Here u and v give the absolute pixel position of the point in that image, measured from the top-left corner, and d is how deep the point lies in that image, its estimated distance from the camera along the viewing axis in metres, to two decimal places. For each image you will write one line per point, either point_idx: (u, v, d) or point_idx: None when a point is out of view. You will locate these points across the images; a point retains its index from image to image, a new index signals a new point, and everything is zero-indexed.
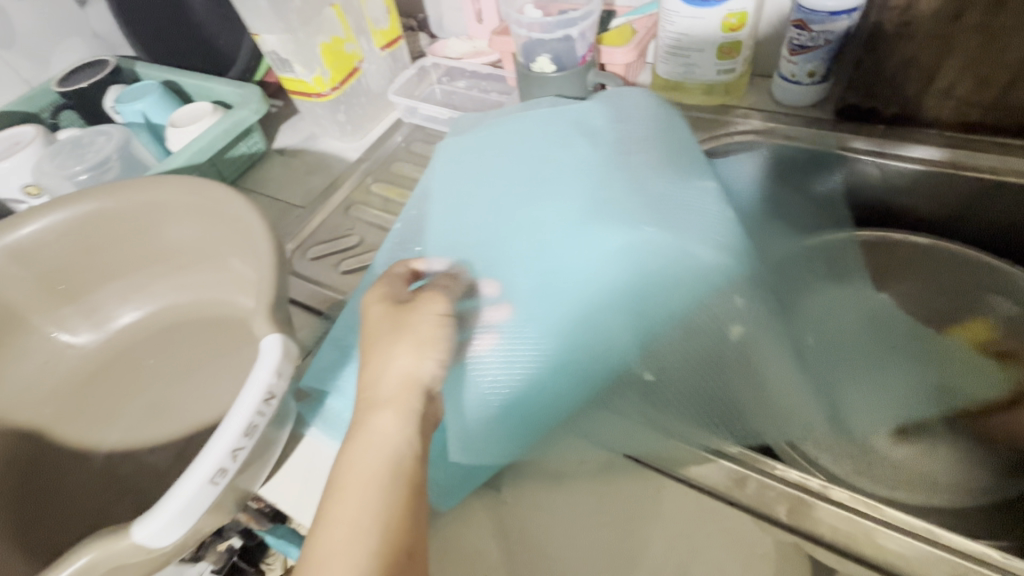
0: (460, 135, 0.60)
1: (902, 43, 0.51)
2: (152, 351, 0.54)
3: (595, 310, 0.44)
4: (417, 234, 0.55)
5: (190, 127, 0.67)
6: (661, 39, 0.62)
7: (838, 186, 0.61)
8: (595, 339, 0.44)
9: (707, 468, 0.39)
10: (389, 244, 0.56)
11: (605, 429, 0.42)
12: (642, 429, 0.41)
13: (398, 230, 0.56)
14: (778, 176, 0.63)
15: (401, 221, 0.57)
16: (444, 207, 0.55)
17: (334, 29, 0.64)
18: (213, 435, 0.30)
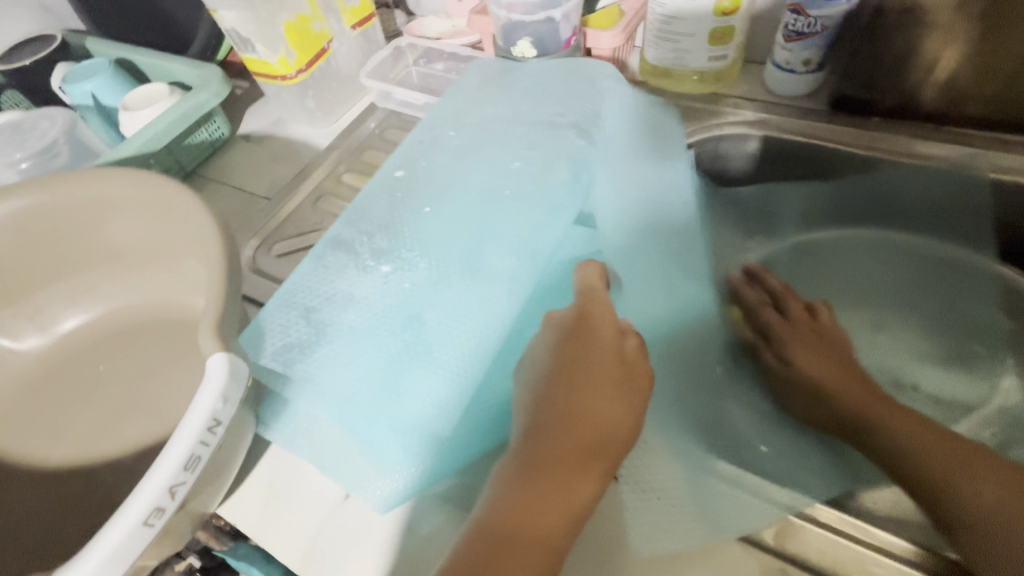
0: (460, 106, 0.59)
1: (902, 32, 0.48)
2: (104, 357, 0.50)
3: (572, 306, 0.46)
4: (409, 199, 0.52)
5: (144, 111, 0.63)
6: (649, 23, 0.58)
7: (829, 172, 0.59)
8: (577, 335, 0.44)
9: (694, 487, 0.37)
10: (383, 196, 0.53)
11: None
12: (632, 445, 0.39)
13: (399, 177, 0.54)
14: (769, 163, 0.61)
15: (402, 169, 0.55)
16: (443, 180, 0.53)
17: (299, 6, 0.59)
18: (148, 469, 0.28)
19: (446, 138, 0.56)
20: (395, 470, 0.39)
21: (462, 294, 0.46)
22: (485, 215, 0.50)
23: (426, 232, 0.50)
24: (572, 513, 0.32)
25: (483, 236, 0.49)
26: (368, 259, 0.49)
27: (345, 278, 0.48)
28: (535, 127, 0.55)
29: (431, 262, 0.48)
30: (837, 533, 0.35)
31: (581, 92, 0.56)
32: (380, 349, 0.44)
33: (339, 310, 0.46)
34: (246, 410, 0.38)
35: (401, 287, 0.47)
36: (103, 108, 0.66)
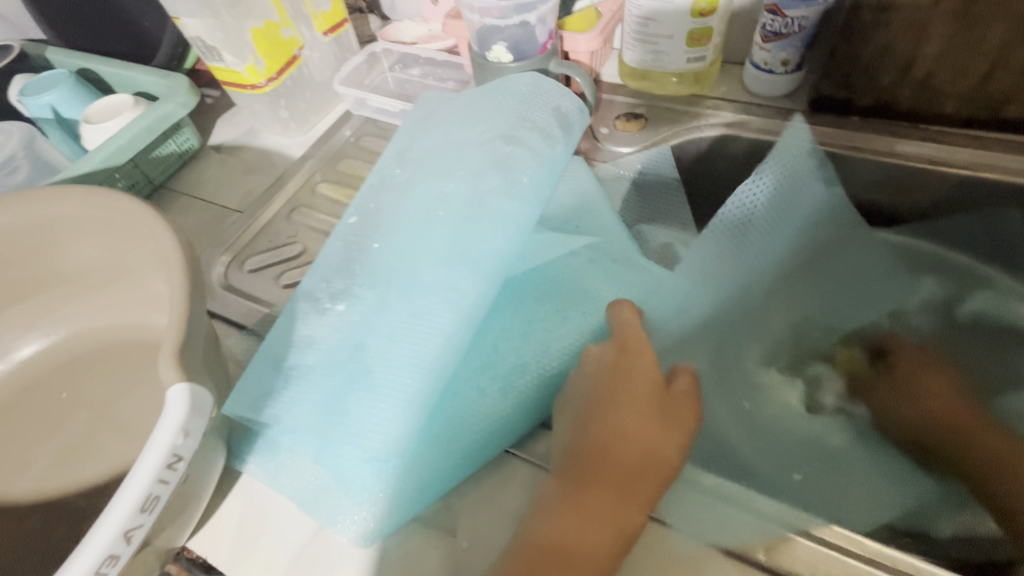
0: (422, 121, 0.55)
1: (878, 30, 0.48)
2: (68, 384, 0.48)
3: (534, 325, 0.44)
4: (373, 227, 0.48)
5: (107, 123, 0.60)
6: (627, 25, 0.57)
7: None
8: (540, 349, 0.42)
9: (679, 505, 0.36)
10: (338, 241, 0.48)
11: None
12: None
13: (352, 224, 0.49)
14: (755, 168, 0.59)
15: (355, 213, 0.50)
16: (407, 206, 0.48)
17: (266, 13, 0.57)
18: (103, 512, 0.26)
19: (404, 156, 0.52)
20: (371, 503, 0.37)
21: (413, 322, 0.40)
22: (450, 233, 0.44)
23: (383, 263, 0.45)
24: (611, 537, 0.33)
25: (440, 257, 0.43)
26: (326, 301, 0.44)
27: (299, 324, 0.44)
28: (486, 138, 0.49)
29: (384, 292, 0.43)
30: (833, 547, 0.34)
31: (529, 97, 0.52)
32: (339, 389, 0.39)
33: (289, 357, 0.42)
34: (214, 438, 0.37)
35: (357, 323, 0.42)
36: (63, 121, 0.63)
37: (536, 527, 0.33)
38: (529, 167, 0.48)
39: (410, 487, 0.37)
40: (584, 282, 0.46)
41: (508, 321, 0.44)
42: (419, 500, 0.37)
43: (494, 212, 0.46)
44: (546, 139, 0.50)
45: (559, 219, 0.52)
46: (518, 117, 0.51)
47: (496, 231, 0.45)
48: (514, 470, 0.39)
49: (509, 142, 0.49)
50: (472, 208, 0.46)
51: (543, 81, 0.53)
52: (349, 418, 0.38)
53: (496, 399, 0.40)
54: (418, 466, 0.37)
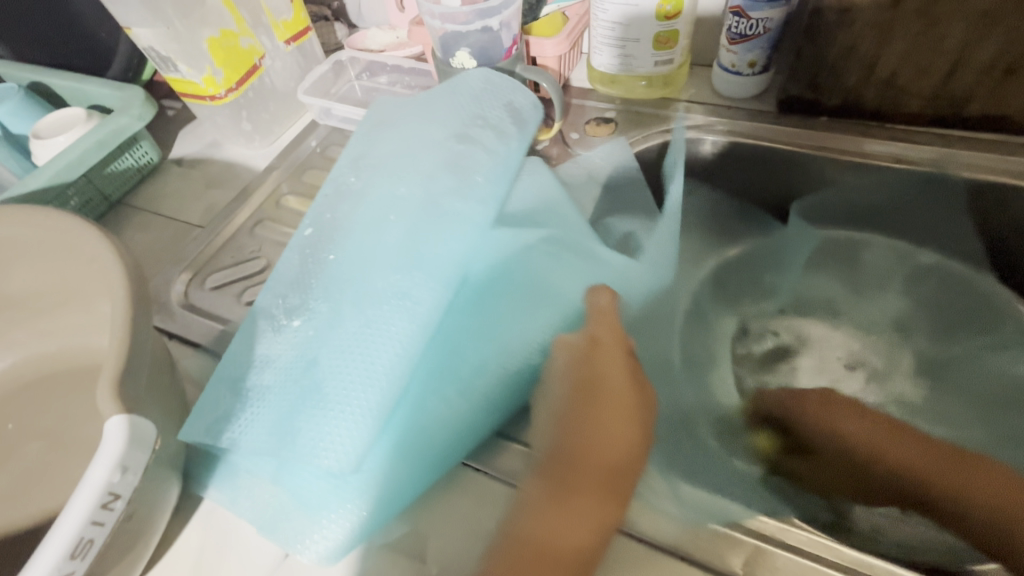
0: (376, 123, 0.53)
1: (841, 31, 0.48)
2: (14, 414, 0.45)
3: (498, 323, 0.42)
4: (329, 238, 0.46)
5: (57, 138, 0.58)
6: (594, 29, 0.57)
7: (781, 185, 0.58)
8: (504, 349, 0.40)
9: (656, 521, 0.35)
10: (294, 253, 0.46)
11: None
12: None
13: (307, 236, 0.47)
14: (724, 171, 0.59)
15: (310, 224, 0.48)
16: (362, 215, 0.46)
17: (223, 22, 0.56)
18: (28, 560, 0.24)
19: (356, 162, 0.50)
20: (337, 521, 0.35)
21: (366, 331, 0.38)
22: (404, 239, 0.44)
23: (340, 275, 0.43)
24: (599, 535, 0.31)
25: (393, 265, 0.42)
26: (282, 318, 0.43)
27: (256, 342, 0.42)
28: (439, 139, 0.49)
29: (337, 304, 0.41)
30: (809, 558, 0.33)
31: (480, 95, 0.51)
32: (292, 409, 0.37)
33: (247, 378, 0.40)
34: (166, 467, 0.35)
35: (314, 338, 0.40)
36: (11, 136, 0.60)
37: (516, 527, 0.32)
38: (483, 168, 0.48)
39: (376, 501, 0.35)
40: (543, 276, 0.45)
41: (471, 319, 0.42)
42: (386, 516, 0.35)
43: (449, 216, 0.45)
44: (499, 138, 0.50)
45: (518, 216, 0.49)
46: (470, 117, 0.50)
47: (451, 235, 0.44)
48: (484, 488, 0.38)
49: (461, 141, 0.49)
50: (428, 214, 0.45)
51: (495, 76, 0.52)
52: (303, 437, 0.35)
53: (458, 404, 0.38)
54: (383, 479, 0.35)
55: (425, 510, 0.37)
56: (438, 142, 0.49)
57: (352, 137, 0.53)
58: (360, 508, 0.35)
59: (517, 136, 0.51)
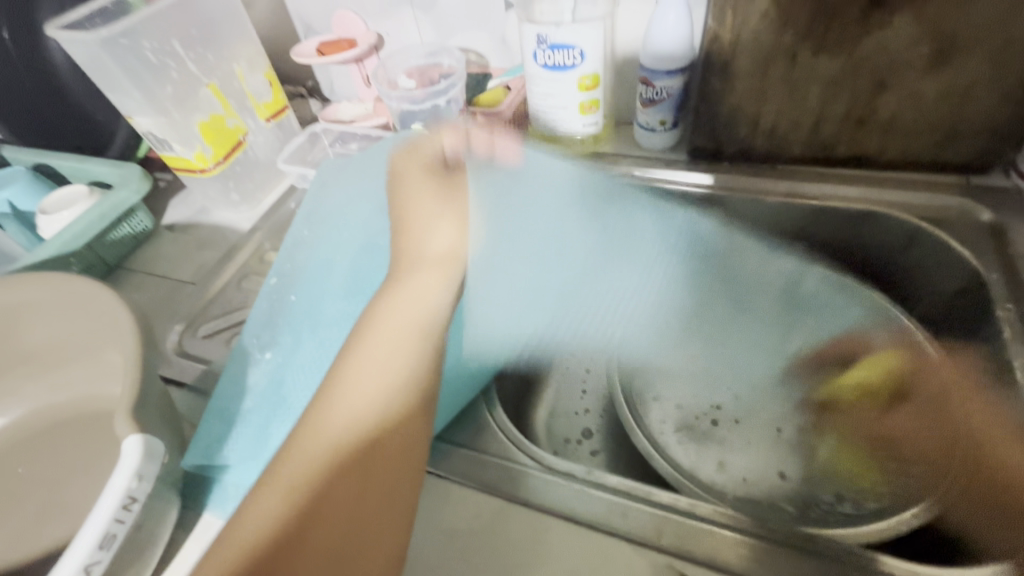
0: (326, 182, 0.60)
1: (727, 95, 0.60)
2: (27, 459, 0.51)
3: None
4: (292, 282, 0.53)
5: (63, 213, 0.65)
6: (531, 99, 0.67)
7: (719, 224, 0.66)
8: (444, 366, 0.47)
9: (588, 504, 0.41)
10: (263, 300, 0.53)
11: (512, 484, 0.43)
12: (543, 477, 0.43)
13: (273, 284, 0.53)
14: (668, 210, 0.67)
15: (275, 274, 0.54)
16: (315, 257, 0.54)
17: (213, 107, 0.65)
18: (65, 552, 0.29)
19: (308, 217, 0.58)
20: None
21: (323, 353, 0.46)
22: (348, 278, 0.51)
23: (300, 311, 0.50)
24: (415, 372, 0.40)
25: (341, 294, 0.50)
26: (256, 352, 0.49)
27: (238, 376, 0.48)
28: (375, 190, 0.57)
29: (299, 334, 0.49)
30: (717, 524, 0.39)
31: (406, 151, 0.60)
32: (263, 423, 0.44)
33: (234, 407, 0.46)
34: (169, 489, 0.40)
35: (280, 364, 0.47)
36: (20, 214, 0.68)
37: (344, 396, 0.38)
38: None
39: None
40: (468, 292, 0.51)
41: None
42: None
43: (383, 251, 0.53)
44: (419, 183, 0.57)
45: None
46: None
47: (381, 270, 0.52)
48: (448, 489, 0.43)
49: None
50: (364, 255, 0.53)
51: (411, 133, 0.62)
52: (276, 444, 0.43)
53: None
54: None
55: None
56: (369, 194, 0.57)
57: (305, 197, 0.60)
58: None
59: None
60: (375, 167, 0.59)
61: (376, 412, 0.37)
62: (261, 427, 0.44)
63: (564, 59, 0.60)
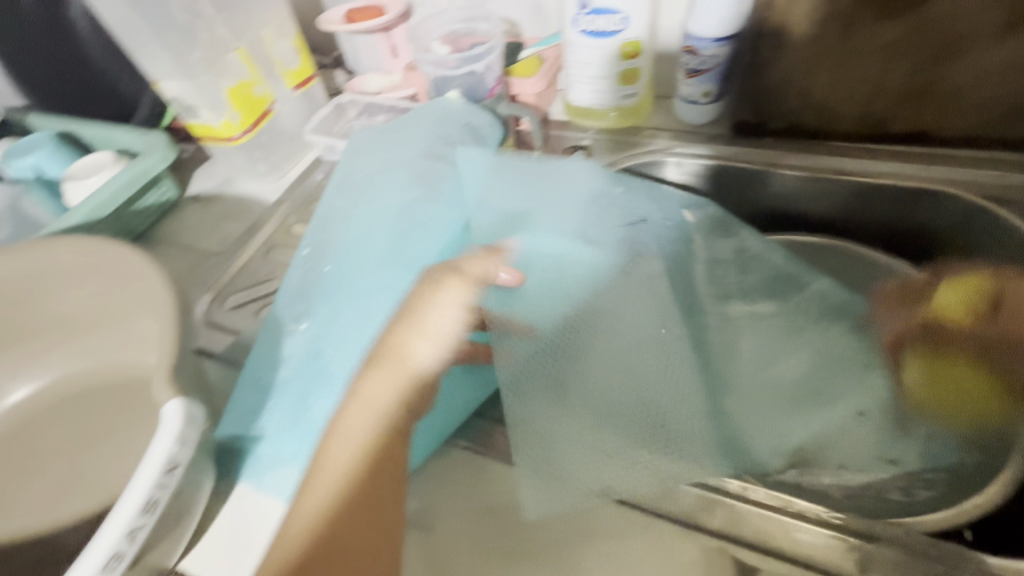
0: (356, 153, 0.58)
1: (777, 65, 0.55)
2: (56, 425, 0.50)
3: None
4: (326, 253, 0.52)
5: (89, 180, 0.64)
6: (567, 69, 0.64)
7: (764, 203, 0.65)
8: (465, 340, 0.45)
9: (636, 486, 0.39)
10: (296, 271, 0.52)
11: (571, 464, 0.40)
12: (589, 454, 0.40)
13: (306, 254, 0.52)
14: (706, 185, 0.65)
15: (307, 245, 0.53)
16: (351, 228, 0.52)
17: (240, 73, 0.63)
18: (109, 515, 0.28)
19: (341, 188, 0.56)
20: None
21: (360, 324, 0.45)
22: (386, 247, 0.50)
23: (335, 282, 0.49)
24: (396, 465, 0.38)
25: (379, 265, 0.49)
26: (290, 323, 0.48)
27: (272, 346, 0.47)
28: (412, 160, 0.55)
29: (335, 304, 0.47)
30: (771, 509, 0.38)
31: (442, 119, 0.57)
32: (302, 392, 0.43)
33: (268, 377, 0.45)
34: (204, 457, 0.39)
35: (317, 334, 0.46)
36: (45, 180, 0.67)
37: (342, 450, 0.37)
38: (450, 183, 0.54)
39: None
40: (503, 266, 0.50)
41: None
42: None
43: (422, 222, 0.51)
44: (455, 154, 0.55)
45: None
46: (434, 138, 0.57)
47: (417, 240, 0.50)
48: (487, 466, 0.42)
49: (429, 159, 0.55)
50: (403, 225, 0.51)
51: (443, 101, 0.59)
52: (316, 413, 0.41)
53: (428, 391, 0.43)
54: None
55: (440, 486, 0.42)
56: (405, 163, 0.55)
57: (337, 165, 0.58)
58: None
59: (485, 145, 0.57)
60: (409, 136, 0.57)
61: (343, 520, 0.35)
62: (298, 397, 0.43)
63: (606, 25, 0.58)
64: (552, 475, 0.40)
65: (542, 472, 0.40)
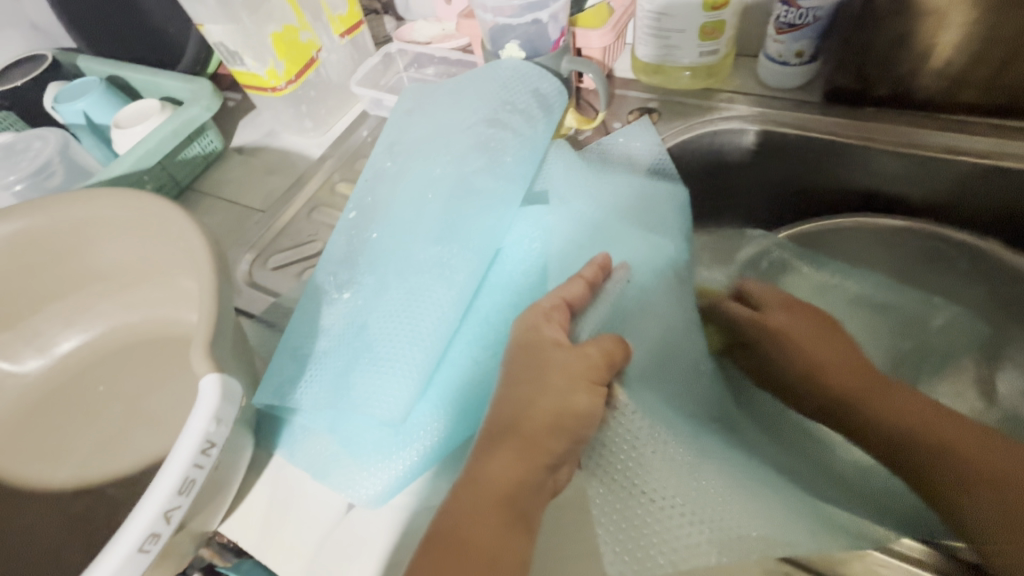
0: (410, 113, 0.54)
1: (894, 19, 0.47)
2: (103, 377, 0.51)
3: (512, 301, 0.45)
4: (372, 219, 0.49)
5: (136, 128, 0.62)
6: (639, 20, 0.57)
7: (853, 183, 0.58)
8: (497, 321, 0.44)
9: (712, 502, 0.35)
10: (340, 236, 0.49)
11: (653, 486, 0.36)
12: (669, 472, 0.36)
13: (351, 218, 0.50)
14: (785, 160, 0.58)
15: (353, 207, 0.50)
16: (404, 194, 0.49)
17: (285, 18, 0.59)
18: (145, 494, 0.28)
19: (390, 150, 0.53)
20: (383, 468, 0.38)
21: (409, 299, 0.42)
22: (442, 218, 0.46)
23: (383, 252, 0.46)
24: (481, 543, 0.31)
25: (432, 238, 0.45)
26: (334, 292, 0.46)
27: (313, 314, 0.45)
28: (471, 123, 0.51)
29: (384, 276, 0.45)
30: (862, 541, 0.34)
31: (508, 81, 0.52)
32: (347, 366, 0.41)
33: (307, 346, 0.43)
34: (243, 426, 0.38)
35: (361, 306, 0.44)
36: (94, 126, 0.66)
37: (438, 527, 0.33)
38: (511, 153, 0.50)
39: (425, 449, 0.38)
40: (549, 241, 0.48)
41: (493, 295, 0.45)
42: (439, 458, 0.38)
43: (478, 193, 0.47)
44: (515, 121, 0.51)
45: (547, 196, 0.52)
46: (499, 100, 0.52)
47: (471, 209, 0.47)
48: None
49: (492, 126, 0.50)
50: (461, 196, 0.47)
51: (505, 62, 0.54)
52: (357, 390, 0.39)
53: (443, 373, 0.41)
54: (429, 433, 0.39)
55: None
56: (463, 124, 0.51)
57: (385, 123, 0.55)
58: (404, 457, 0.38)
59: (553, 115, 0.53)
60: (467, 97, 0.53)
61: None
62: (341, 372, 0.41)
63: None
64: (620, 483, 0.36)
65: (613, 480, 0.36)
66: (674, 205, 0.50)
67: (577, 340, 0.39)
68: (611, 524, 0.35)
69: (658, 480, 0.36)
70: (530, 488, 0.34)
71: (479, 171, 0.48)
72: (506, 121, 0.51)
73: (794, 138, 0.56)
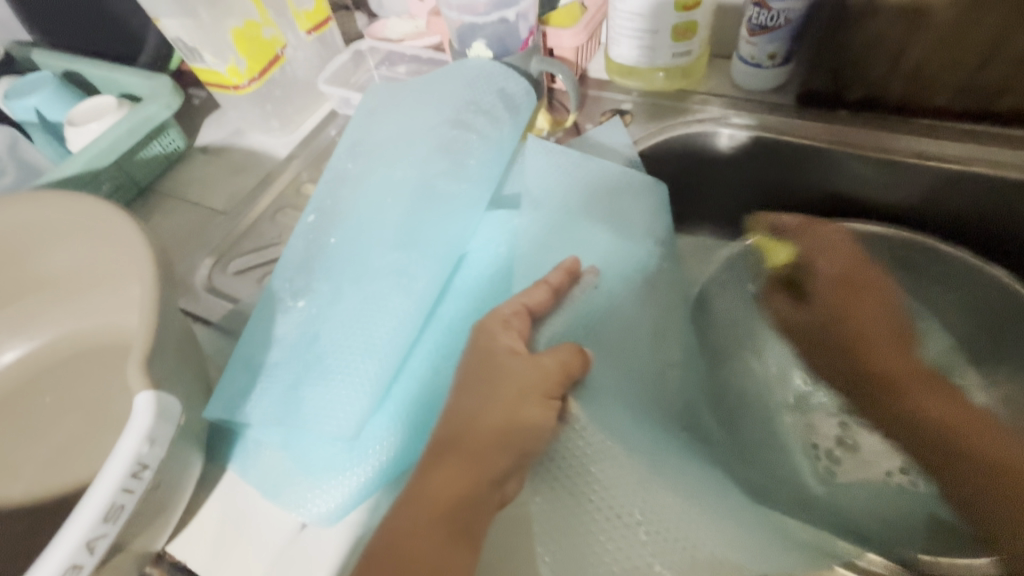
0: (373, 113, 0.52)
1: (865, 22, 0.46)
2: (53, 387, 0.49)
3: (476, 308, 0.44)
4: (333, 223, 0.47)
5: (90, 126, 0.60)
6: (612, 20, 0.56)
7: (825, 188, 0.57)
8: (459, 329, 0.42)
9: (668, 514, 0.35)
10: (300, 241, 0.47)
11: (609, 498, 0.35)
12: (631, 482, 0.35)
13: (311, 222, 0.48)
14: (758, 164, 0.58)
15: (314, 211, 0.49)
16: (365, 198, 0.47)
17: (247, 12, 0.57)
18: (65, 522, 0.27)
19: (353, 151, 0.51)
20: (336, 485, 0.37)
21: (366, 308, 0.41)
22: (403, 223, 0.45)
23: (343, 259, 0.44)
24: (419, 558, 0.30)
25: (392, 244, 0.44)
26: (290, 300, 0.44)
27: (269, 323, 0.43)
28: (436, 124, 0.49)
29: (341, 284, 0.43)
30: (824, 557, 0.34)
31: (474, 81, 0.51)
32: (299, 379, 0.39)
33: (261, 357, 0.42)
34: (190, 442, 0.36)
35: (316, 315, 0.42)
36: (48, 123, 0.64)
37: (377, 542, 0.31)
38: (475, 156, 0.48)
39: (380, 464, 0.37)
40: (515, 246, 0.46)
41: (456, 303, 0.44)
42: (395, 473, 0.37)
43: (441, 197, 0.46)
44: (481, 123, 0.49)
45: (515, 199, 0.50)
46: (465, 101, 0.50)
47: (434, 214, 0.45)
48: None
49: (457, 127, 0.49)
50: (424, 200, 0.46)
51: (472, 62, 0.53)
52: (309, 405, 0.38)
53: (401, 384, 0.40)
54: (385, 448, 0.37)
55: None
56: (428, 125, 0.49)
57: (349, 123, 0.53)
58: (359, 473, 0.37)
59: (521, 117, 0.51)
60: (432, 97, 0.51)
61: None
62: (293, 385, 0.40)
63: None
64: (581, 495, 0.35)
65: (568, 490, 0.35)
66: (642, 216, 0.50)
67: (535, 350, 0.38)
68: (568, 536, 0.34)
69: (611, 488, 0.35)
70: (475, 503, 0.33)
71: (443, 174, 0.47)
72: (473, 122, 0.49)
73: (768, 141, 0.55)
